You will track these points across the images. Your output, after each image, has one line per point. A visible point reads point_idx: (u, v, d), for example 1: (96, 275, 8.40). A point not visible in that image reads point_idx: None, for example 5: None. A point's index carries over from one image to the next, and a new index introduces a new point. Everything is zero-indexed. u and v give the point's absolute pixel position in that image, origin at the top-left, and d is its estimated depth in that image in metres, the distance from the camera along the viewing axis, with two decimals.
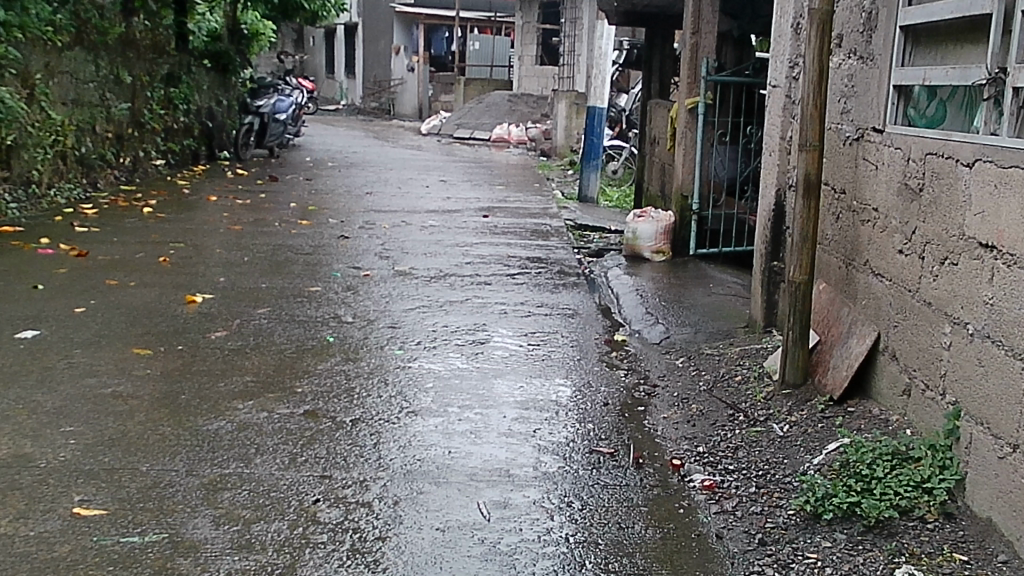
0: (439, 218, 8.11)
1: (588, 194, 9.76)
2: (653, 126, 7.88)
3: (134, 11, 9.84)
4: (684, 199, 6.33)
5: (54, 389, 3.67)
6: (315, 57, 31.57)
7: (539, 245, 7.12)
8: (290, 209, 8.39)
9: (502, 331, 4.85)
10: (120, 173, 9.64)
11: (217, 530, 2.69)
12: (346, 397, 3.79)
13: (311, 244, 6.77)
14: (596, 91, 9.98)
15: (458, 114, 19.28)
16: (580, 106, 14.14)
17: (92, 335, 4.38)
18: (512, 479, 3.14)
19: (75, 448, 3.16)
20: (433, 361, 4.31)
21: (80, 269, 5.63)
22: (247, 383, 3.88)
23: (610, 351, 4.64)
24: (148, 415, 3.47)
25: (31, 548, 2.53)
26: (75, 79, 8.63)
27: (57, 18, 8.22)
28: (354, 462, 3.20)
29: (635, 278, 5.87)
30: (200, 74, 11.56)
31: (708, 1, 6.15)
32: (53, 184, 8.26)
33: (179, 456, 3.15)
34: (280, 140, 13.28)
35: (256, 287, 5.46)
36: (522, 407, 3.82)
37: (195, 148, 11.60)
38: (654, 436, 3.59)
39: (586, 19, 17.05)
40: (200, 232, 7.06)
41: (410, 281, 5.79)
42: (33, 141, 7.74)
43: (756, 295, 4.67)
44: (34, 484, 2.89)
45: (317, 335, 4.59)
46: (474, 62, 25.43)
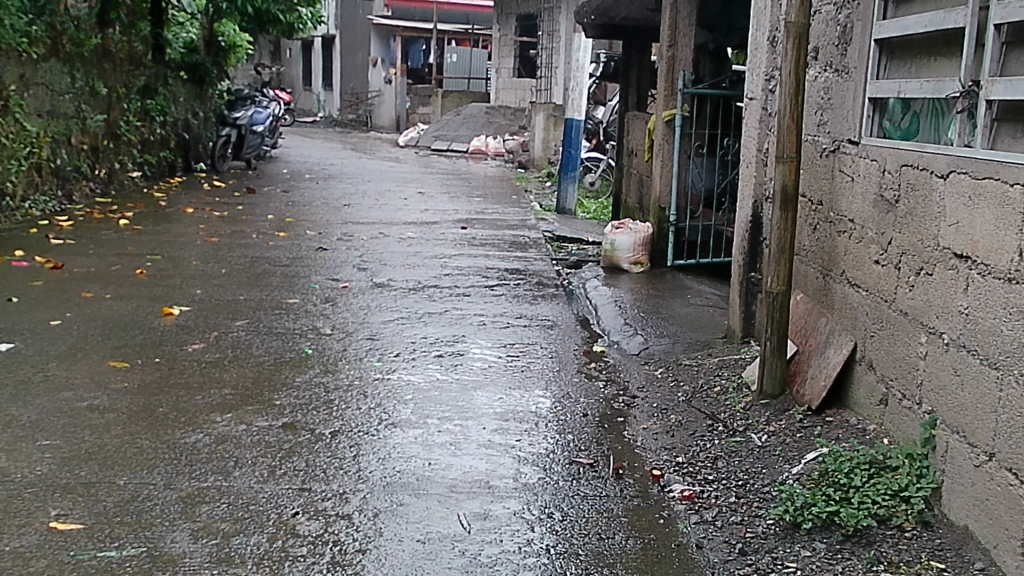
0: (417, 230, 8.10)
1: (566, 206, 9.79)
2: (630, 138, 7.92)
3: (110, 23, 9.80)
4: (661, 210, 6.37)
5: (29, 403, 3.63)
6: (292, 70, 31.57)
7: (518, 257, 7.13)
8: (268, 221, 8.35)
9: (481, 343, 4.85)
10: (96, 185, 9.58)
11: (195, 544, 2.67)
12: (324, 409, 3.77)
13: (288, 256, 6.75)
14: (573, 103, 10.01)
15: (436, 126, 19.30)
16: (557, 118, 14.17)
17: (68, 347, 4.34)
18: (493, 491, 3.14)
19: (51, 462, 3.13)
20: (412, 373, 4.30)
21: (56, 282, 5.59)
22: (225, 396, 3.85)
23: (588, 362, 4.64)
24: (125, 428, 3.44)
25: (6, 564, 2.50)
26: (50, 91, 8.58)
27: (31, 29, 8.17)
28: (333, 475, 3.18)
29: (613, 290, 5.89)
30: (177, 86, 11.51)
31: (684, 14, 6.15)
32: (28, 196, 8.21)
33: (157, 470, 3.13)
34: (257, 152, 13.25)
35: (234, 299, 5.43)
36: (501, 418, 3.81)
37: (171, 160, 11.54)
38: (633, 447, 3.59)
39: (563, 31, 17.10)
40: (177, 244, 7.02)
41: (388, 293, 5.78)
42: (7, 153, 7.70)
43: (733, 306, 4.70)
44: (10, 498, 2.86)
45: (295, 347, 4.58)
46: (451, 74, 25.46)
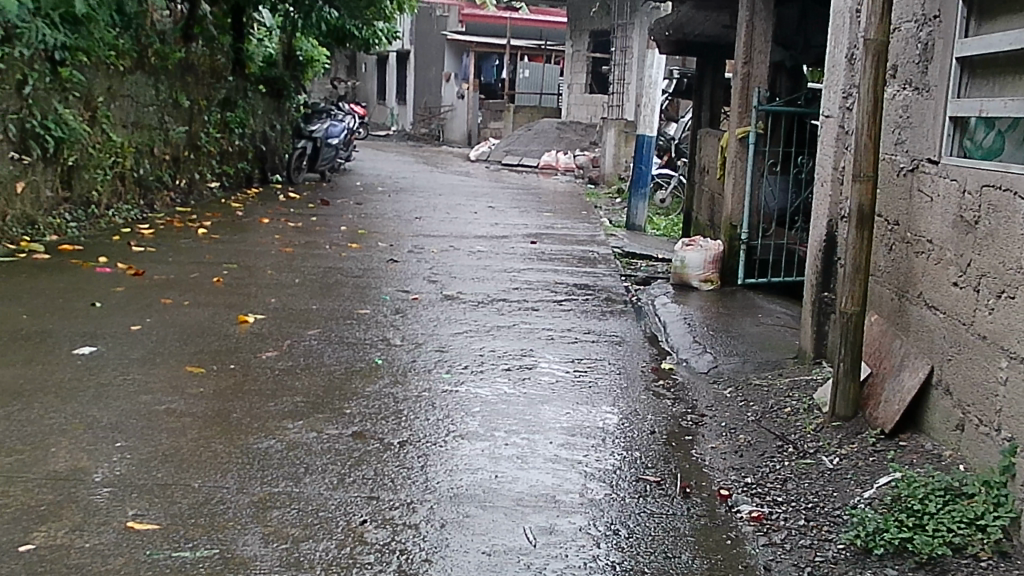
0: (487, 244, 8.15)
1: (636, 223, 9.75)
2: (702, 155, 7.88)
3: (194, 37, 10.05)
4: (733, 228, 6.32)
5: (110, 405, 3.74)
6: (367, 85, 32.09)
7: (586, 272, 7.13)
8: (340, 233, 8.48)
9: (549, 357, 4.85)
10: (177, 196, 9.83)
11: (266, 547, 2.71)
12: (393, 419, 3.81)
13: (360, 267, 6.84)
14: (645, 119, 9.98)
15: (507, 142, 19.42)
16: (629, 134, 14.15)
17: (147, 352, 4.46)
18: (558, 505, 3.13)
19: (129, 463, 3.21)
20: (480, 385, 4.32)
21: (136, 288, 5.75)
22: (297, 404, 3.91)
23: (657, 380, 4.62)
24: (200, 432, 3.52)
25: (86, 560, 2.58)
26: (136, 102, 8.84)
27: (120, 43, 8.40)
28: (401, 484, 3.21)
29: (683, 307, 5.85)
30: (256, 99, 11.76)
31: (761, 30, 6.12)
32: (112, 205, 8.46)
33: (230, 473, 3.19)
34: (331, 165, 13.47)
35: (307, 308, 5.52)
36: (568, 433, 3.81)
37: (249, 171, 11.80)
38: (701, 466, 3.56)
39: (636, 47, 17.07)
40: (252, 253, 7.16)
41: (457, 305, 5.83)
42: (93, 162, 8.02)
43: (805, 325, 4.64)
44: (91, 497, 2.94)
45: (365, 357, 4.63)
46: (523, 89, 25.54)
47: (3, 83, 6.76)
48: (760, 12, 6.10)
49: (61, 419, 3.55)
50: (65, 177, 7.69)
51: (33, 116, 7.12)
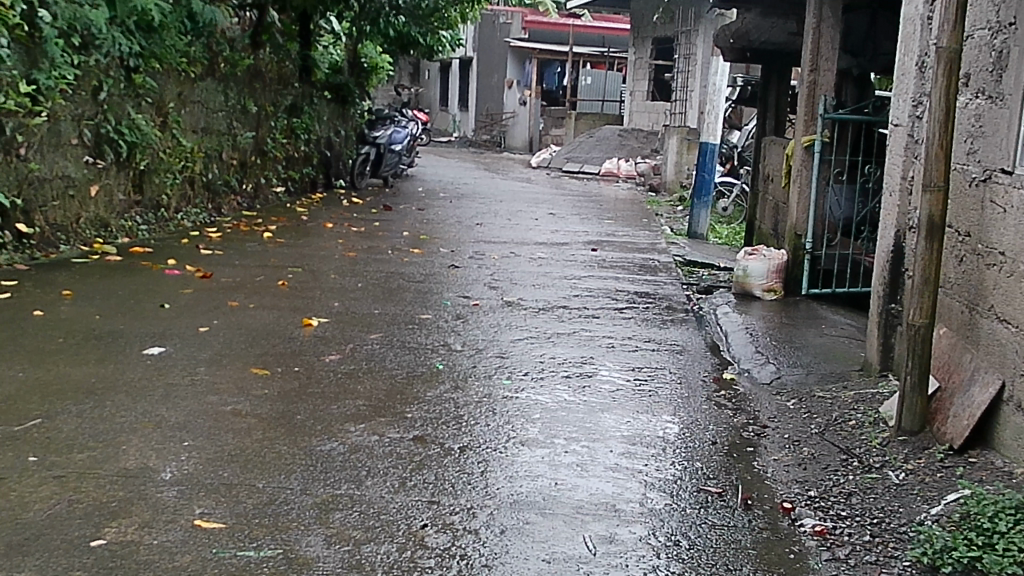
0: (548, 251, 8.15)
1: (697, 231, 9.67)
2: (766, 163, 7.79)
3: (262, 44, 10.21)
4: (797, 238, 6.25)
5: (178, 405, 3.81)
6: (430, 91, 32.36)
7: (647, 281, 7.09)
8: (402, 238, 8.55)
9: (609, 365, 4.84)
10: (244, 200, 10.01)
11: (329, 549, 2.75)
12: (453, 424, 3.83)
13: (422, 273, 6.89)
14: (708, 127, 9.90)
15: (569, 149, 19.43)
16: (691, 142, 14.07)
17: (214, 353, 4.54)
18: (618, 515, 3.12)
19: (197, 462, 3.28)
20: (540, 392, 4.32)
21: (204, 290, 5.86)
22: (359, 407, 3.95)
23: (718, 390, 4.57)
24: (265, 433, 3.57)
25: (155, 557, 2.63)
26: (206, 108, 9.02)
27: (191, 49, 8.57)
28: (462, 489, 3.23)
29: (745, 317, 5.80)
30: (322, 105, 11.92)
31: (828, 38, 6.03)
32: (181, 209, 8.64)
33: (294, 475, 3.24)
34: (394, 170, 13.60)
35: (370, 312, 5.58)
36: (628, 442, 3.79)
37: (313, 176, 11.97)
38: (763, 478, 3.51)
39: (699, 54, 16.97)
40: (316, 258, 7.25)
41: (518, 312, 5.84)
42: (164, 167, 8.20)
43: (871, 337, 4.57)
44: (158, 495, 3.01)
45: (426, 362, 4.67)
46: (585, 96, 25.53)
47: (80, 90, 6.97)
48: (827, 19, 6.02)
49: (130, 418, 3.63)
50: (136, 181, 7.88)
51: (108, 121, 7.33)
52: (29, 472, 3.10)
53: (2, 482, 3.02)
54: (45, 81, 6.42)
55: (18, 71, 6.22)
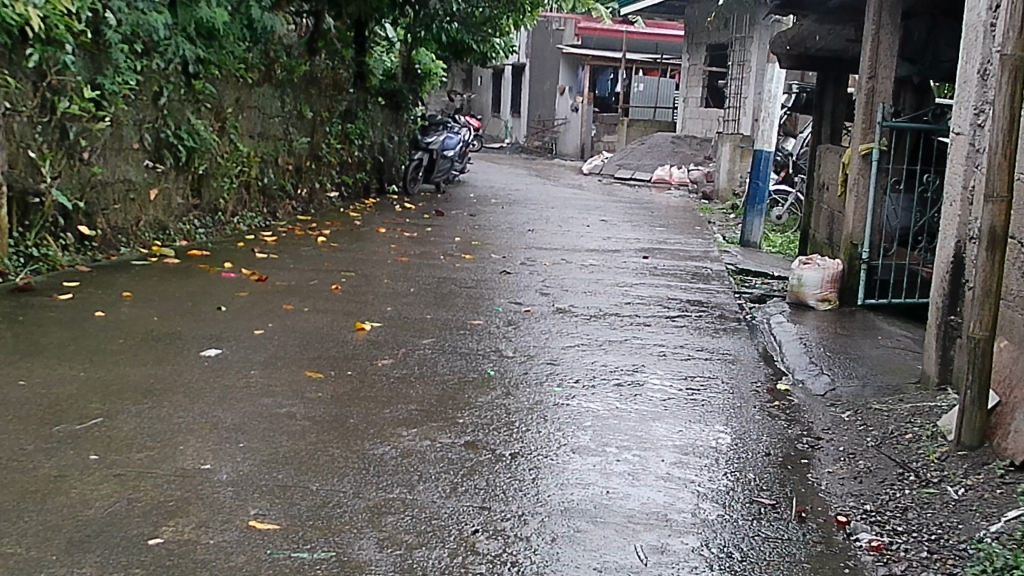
0: (600, 258, 8.13)
1: (750, 239, 9.58)
2: (822, 171, 7.70)
3: (318, 51, 10.33)
4: (853, 247, 6.15)
5: (234, 406, 3.86)
6: (482, 97, 32.51)
7: (700, 289, 7.04)
8: (454, 243, 8.58)
9: (661, 374, 4.80)
10: (299, 204, 10.12)
11: (381, 552, 2.76)
12: (505, 431, 3.83)
13: (474, 278, 6.91)
14: (762, 134, 9.81)
15: (620, 155, 19.39)
16: (744, 149, 13.96)
17: (269, 356, 4.59)
18: (671, 525, 3.10)
19: (252, 464, 3.32)
20: (591, 400, 4.31)
21: (259, 293, 5.93)
22: (411, 412, 3.97)
23: (772, 400, 4.52)
24: (318, 436, 3.60)
25: (211, 556, 2.67)
26: (263, 114, 9.14)
27: (249, 56, 8.69)
28: (513, 495, 3.23)
29: (799, 327, 5.73)
30: (375, 111, 12.04)
31: (886, 45, 5.95)
32: (237, 212, 8.77)
33: (347, 478, 3.26)
34: (447, 176, 13.67)
35: (422, 318, 5.61)
36: (681, 451, 3.76)
37: (367, 181, 12.07)
38: (818, 491, 3.47)
39: (754, 61, 16.83)
40: (369, 263, 7.30)
41: (569, 319, 5.84)
42: (221, 171, 8.33)
43: (928, 349, 4.49)
44: (214, 496, 3.04)
45: (478, 367, 4.68)
46: (637, 103, 25.44)
47: (142, 94, 7.11)
48: (886, 27, 5.94)
49: (187, 419, 3.69)
50: (194, 185, 8.01)
51: (168, 126, 7.47)
52: (90, 470, 3.16)
53: (64, 479, 3.09)
54: (109, 86, 6.57)
55: (83, 77, 6.39)
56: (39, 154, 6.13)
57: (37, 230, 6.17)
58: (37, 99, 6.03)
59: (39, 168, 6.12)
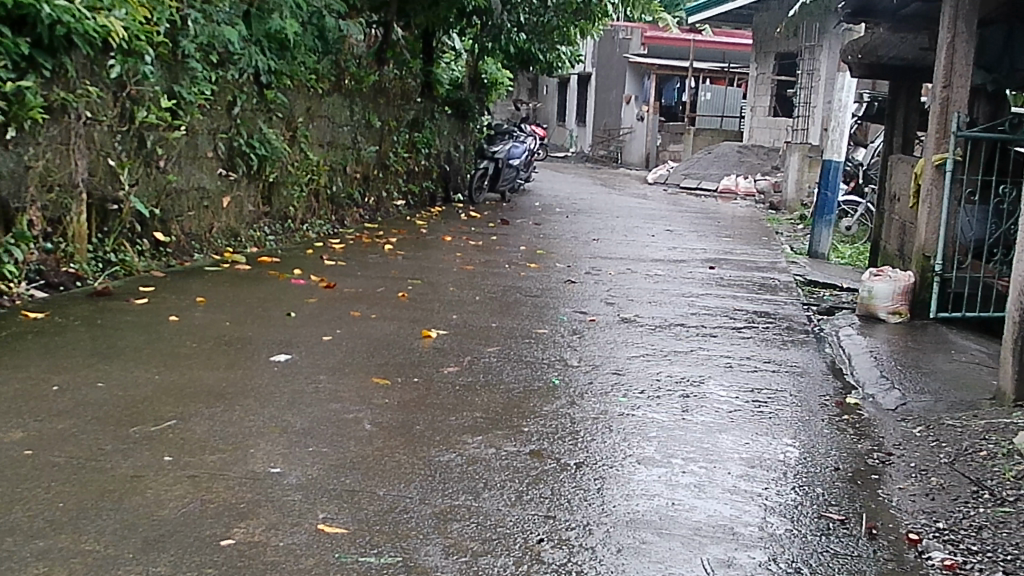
0: (665, 268, 8.09)
1: (819, 250, 9.45)
2: (894, 182, 7.57)
3: (387, 61, 10.44)
4: (926, 259, 6.03)
5: (303, 411, 3.92)
6: (549, 106, 32.62)
7: (767, 300, 6.96)
8: (519, 252, 8.60)
9: (727, 386, 4.76)
10: (366, 213, 10.24)
11: (447, 559, 2.78)
12: (570, 440, 3.83)
13: (539, 287, 6.93)
14: (832, 144, 9.67)
15: (686, 165, 19.31)
16: (813, 159, 13.78)
17: (337, 362, 4.66)
18: (737, 538, 3.07)
19: (321, 468, 3.36)
20: (656, 411, 4.29)
21: (328, 300, 6.01)
22: (477, 419, 3.99)
23: (841, 414, 4.44)
24: (386, 442, 3.64)
25: (281, 559, 2.71)
26: (333, 123, 9.27)
27: (320, 67, 8.82)
28: (578, 505, 3.23)
29: (869, 339, 5.63)
30: (442, 120, 12.14)
31: (963, 54, 5.82)
32: (307, 220, 8.92)
33: (413, 484, 3.29)
34: (512, 185, 13.74)
35: (487, 326, 5.64)
36: (748, 464, 3.72)
37: (433, 190, 12.18)
38: (889, 507, 3.39)
39: (825, 70, 16.60)
40: (436, 271, 7.35)
41: (634, 328, 5.83)
42: (291, 180, 8.48)
43: (1005, 364, 4.38)
44: (284, 498, 3.09)
45: (543, 376, 4.68)
46: (704, 112, 25.30)
47: (216, 104, 7.26)
48: (963, 35, 5.82)
49: (258, 422, 3.76)
50: (265, 193, 8.17)
51: (240, 135, 7.62)
52: (165, 471, 3.23)
53: (139, 479, 3.16)
54: (185, 96, 6.73)
55: (161, 87, 6.56)
56: (117, 162, 6.31)
57: (115, 236, 6.37)
58: (116, 109, 6.20)
59: (118, 176, 6.31)
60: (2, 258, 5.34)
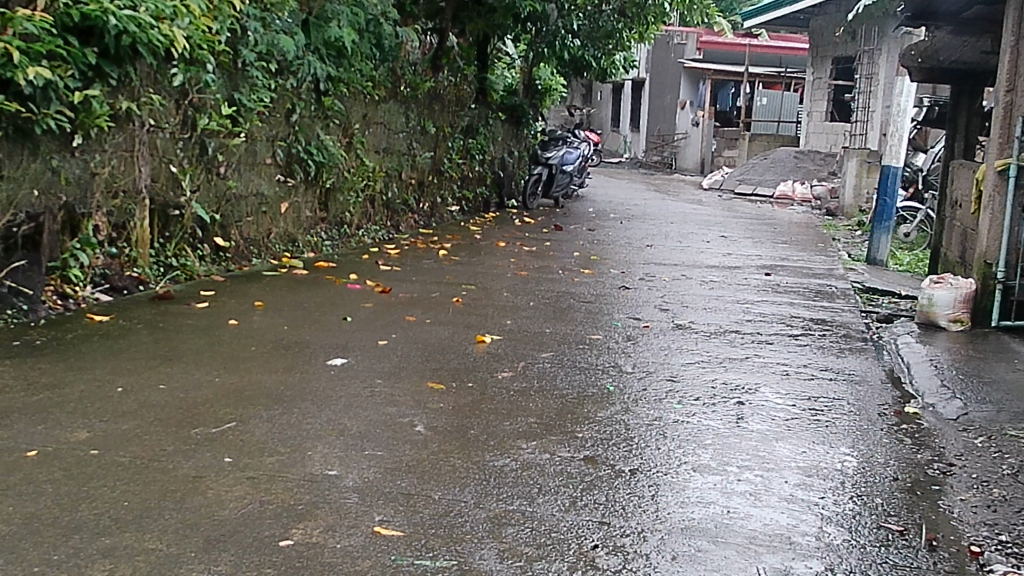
0: (720, 274, 8.03)
1: (877, 257, 9.32)
2: (955, 188, 7.44)
3: (441, 68, 10.51)
4: (987, 266, 5.93)
5: (359, 414, 3.97)
6: (603, 111, 32.60)
7: (824, 307, 6.88)
8: (573, 258, 8.60)
9: (782, 394, 4.71)
10: (421, 218, 10.32)
11: (502, 563, 2.79)
12: (624, 446, 3.83)
13: (593, 293, 6.93)
14: (892, 150, 9.53)
15: (742, 171, 19.28)
16: (871, 164, 13.59)
17: (393, 366, 4.70)
18: (794, 548, 3.04)
19: (377, 471, 3.40)
20: (711, 418, 4.26)
21: (383, 305, 6.07)
22: (531, 424, 4.00)
23: (900, 423, 4.37)
24: (440, 446, 3.67)
25: (338, 560, 2.74)
26: (388, 129, 9.36)
27: (377, 74, 8.90)
28: (633, 511, 3.22)
29: (928, 347, 5.54)
30: (496, 126, 12.18)
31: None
32: (363, 225, 9.01)
33: (468, 488, 3.31)
34: (566, 191, 13.78)
35: (541, 331, 5.65)
36: (805, 473, 3.68)
37: (487, 196, 12.24)
38: (950, 518, 3.34)
39: (883, 74, 16.34)
40: (490, 276, 7.38)
41: (688, 335, 5.79)
42: (347, 186, 8.58)
43: None
44: (339, 501, 3.13)
45: (597, 382, 4.68)
46: (760, 117, 25.12)
47: (275, 112, 7.36)
48: None
49: (316, 425, 3.81)
50: (322, 199, 8.28)
51: (299, 142, 7.73)
52: (225, 472, 3.29)
53: (201, 479, 3.22)
54: (245, 103, 6.84)
55: (222, 94, 6.68)
56: (179, 169, 6.44)
57: (176, 241, 6.50)
58: (178, 116, 6.34)
59: (179, 182, 6.44)
60: (68, 262, 5.52)
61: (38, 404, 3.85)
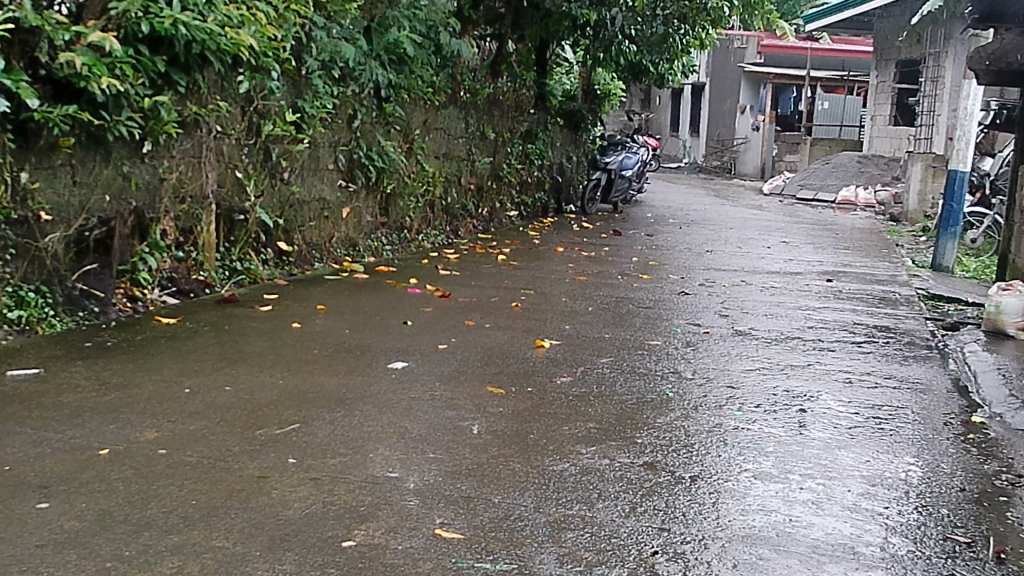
0: (781, 280, 7.95)
1: (942, 263, 9.17)
2: None
3: (501, 74, 10.54)
4: None
5: (420, 418, 4.00)
6: (661, 116, 32.44)
7: (888, 314, 6.78)
8: (631, 263, 8.58)
9: (844, 401, 4.64)
10: (479, 223, 10.36)
11: (562, 568, 2.80)
12: (685, 453, 3.81)
13: (652, 298, 6.91)
14: (958, 154, 9.36)
15: (804, 175, 19.11)
16: (937, 168, 13.35)
17: (453, 370, 4.73)
18: (858, 558, 3.00)
19: (438, 474, 3.43)
20: (773, 425, 4.22)
21: (443, 309, 6.11)
22: (590, 429, 4.00)
23: (966, 433, 4.29)
24: (500, 450, 3.68)
25: (399, 561, 2.77)
26: (448, 135, 9.42)
27: (437, 80, 8.96)
28: (693, 518, 3.21)
29: (996, 356, 5.43)
30: (554, 132, 12.19)
31: None
32: (422, 230, 9.09)
33: (528, 492, 3.32)
34: (625, 196, 13.76)
35: (599, 336, 5.64)
36: (869, 482, 3.63)
37: (545, 201, 12.26)
38: (1019, 530, 3.26)
39: (948, 77, 16.03)
40: (548, 281, 7.40)
41: (748, 341, 5.74)
42: (408, 191, 8.66)
43: None
44: (400, 503, 3.16)
45: (656, 389, 4.65)
46: (821, 121, 24.82)
47: (337, 118, 7.46)
48: None
49: (377, 427, 3.85)
50: (382, 204, 8.37)
51: (360, 148, 7.82)
52: (289, 472, 3.35)
53: (266, 479, 3.28)
54: (309, 110, 6.94)
55: (286, 101, 6.78)
56: (244, 174, 6.57)
57: (241, 246, 6.62)
58: (244, 123, 6.45)
59: (244, 188, 6.56)
60: (137, 265, 5.67)
61: (109, 403, 3.95)
